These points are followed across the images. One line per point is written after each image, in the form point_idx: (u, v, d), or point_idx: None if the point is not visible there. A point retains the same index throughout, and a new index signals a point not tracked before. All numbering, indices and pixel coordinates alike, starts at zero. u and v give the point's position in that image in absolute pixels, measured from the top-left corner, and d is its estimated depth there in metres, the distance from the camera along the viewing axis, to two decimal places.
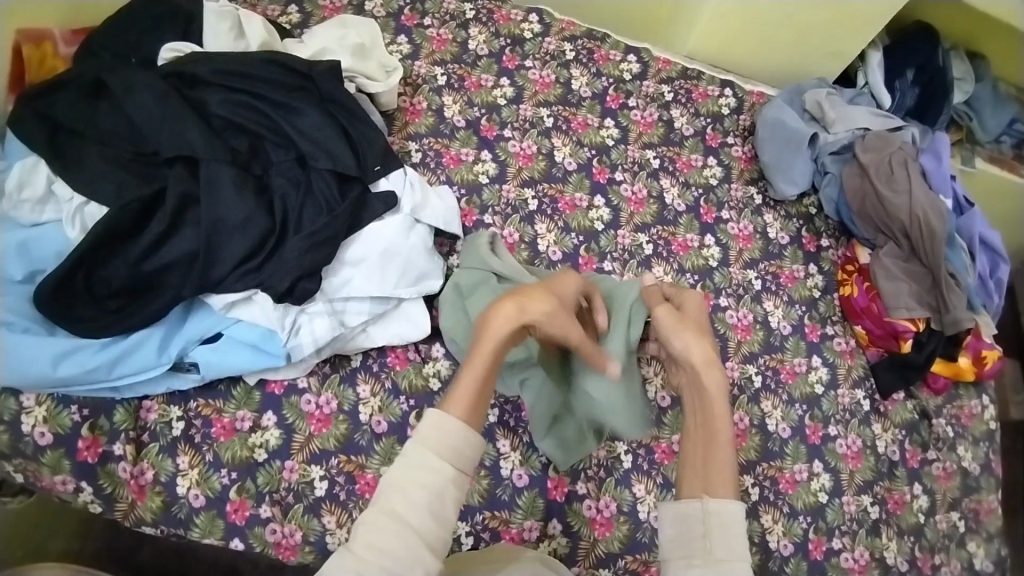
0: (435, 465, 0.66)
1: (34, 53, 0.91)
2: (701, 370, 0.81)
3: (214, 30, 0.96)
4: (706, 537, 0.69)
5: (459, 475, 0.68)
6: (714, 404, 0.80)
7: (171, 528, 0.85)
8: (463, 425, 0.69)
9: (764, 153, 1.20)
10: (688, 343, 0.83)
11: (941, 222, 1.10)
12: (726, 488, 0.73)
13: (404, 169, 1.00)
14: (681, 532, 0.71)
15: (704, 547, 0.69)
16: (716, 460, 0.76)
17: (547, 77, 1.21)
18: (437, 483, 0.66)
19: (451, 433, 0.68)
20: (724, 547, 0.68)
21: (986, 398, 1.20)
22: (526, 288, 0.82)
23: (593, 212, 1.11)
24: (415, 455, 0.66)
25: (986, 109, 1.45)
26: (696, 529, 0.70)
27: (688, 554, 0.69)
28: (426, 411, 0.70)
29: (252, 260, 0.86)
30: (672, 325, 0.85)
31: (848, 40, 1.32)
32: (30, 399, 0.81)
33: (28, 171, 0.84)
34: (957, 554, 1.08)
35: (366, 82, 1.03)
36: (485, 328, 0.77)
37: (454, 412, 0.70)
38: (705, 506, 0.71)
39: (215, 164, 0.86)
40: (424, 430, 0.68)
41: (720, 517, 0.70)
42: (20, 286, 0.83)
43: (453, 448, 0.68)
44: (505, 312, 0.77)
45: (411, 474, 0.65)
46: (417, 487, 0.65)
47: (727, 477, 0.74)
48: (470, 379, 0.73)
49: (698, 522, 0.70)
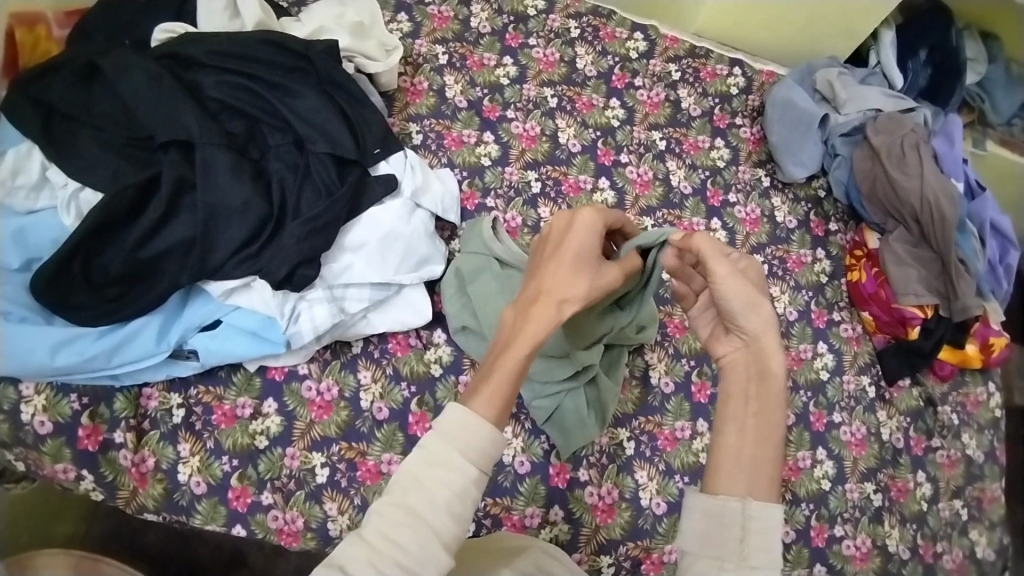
0: (459, 466, 0.57)
1: (27, 37, 0.88)
2: (766, 349, 0.67)
3: (208, 10, 0.93)
4: (742, 543, 0.58)
5: (482, 476, 0.59)
6: (772, 394, 0.65)
7: (173, 515, 0.85)
8: (492, 425, 0.59)
9: (773, 135, 1.18)
10: (766, 316, 0.67)
11: (953, 206, 1.08)
12: (770, 488, 0.61)
13: (405, 151, 0.98)
14: (713, 534, 0.59)
15: (739, 552, 0.58)
16: (763, 453, 0.62)
17: (551, 55, 1.18)
18: (460, 484, 0.57)
19: (477, 432, 0.58)
20: (762, 556, 0.58)
21: (992, 386, 1.19)
22: (548, 276, 0.67)
23: (597, 195, 1.09)
24: (436, 451, 0.57)
25: (999, 90, 1.41)
26: (731, 530, 0.59)
27: (717, 557, 0.58)
28: (449, 403, 0.60)
29: (250, 246, 0.85)
30: (747, 292, 0.67)
31: (860, 17, 1.27)
32: (30, 388, 0.80)
33: (22, 158, 0.82)
34: (959, 542, 1.08)
35: (365, 62, 1.00)
36: (520, 328, 0.63)
37: (482, 412, 0.60)
38: (745, 508, 0.59)
39: (210, 148, 0.84)
40: (445, 423, 0.59)
41: (761, 525, 0.58)
42: (17, 274, 0.82)
43: (478, 448, 0.58)
44: (542, 314, 0.64)
45: (433, 471, 0.57)
46: (438, 486, 0.56)
47: (773, 474, 0.62)
48: (501, 382, 0.61)
49: (735, 526, 0.58)
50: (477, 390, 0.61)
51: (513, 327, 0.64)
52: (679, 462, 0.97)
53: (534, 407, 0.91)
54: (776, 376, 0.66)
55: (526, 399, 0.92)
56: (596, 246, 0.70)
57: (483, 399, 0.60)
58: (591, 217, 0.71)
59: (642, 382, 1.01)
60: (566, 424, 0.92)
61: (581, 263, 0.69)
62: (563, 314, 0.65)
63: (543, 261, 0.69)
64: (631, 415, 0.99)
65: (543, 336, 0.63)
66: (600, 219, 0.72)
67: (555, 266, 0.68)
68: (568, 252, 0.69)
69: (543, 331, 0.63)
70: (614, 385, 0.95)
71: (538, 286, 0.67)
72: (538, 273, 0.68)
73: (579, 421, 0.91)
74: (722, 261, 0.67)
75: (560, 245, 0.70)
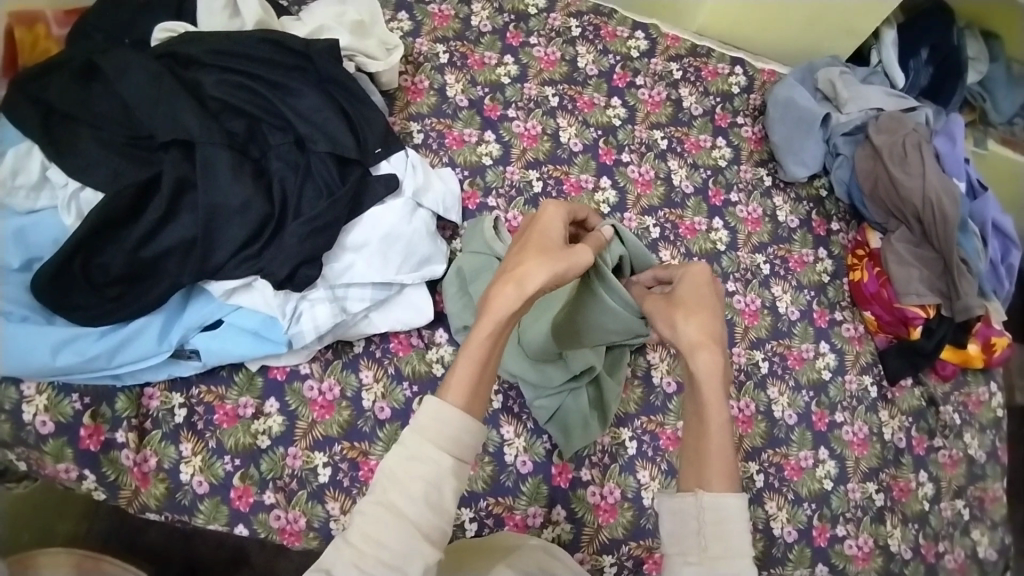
0: (434, 458, 0.56)
1: (27, 36, 0.88)
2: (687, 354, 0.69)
3: (208, 9, 0.93)
4: (700, 535, 0.60)
5: (460, 466, 0.58)
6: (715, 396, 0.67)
7: (175, 515, 0.84)
8: (464, 413, 0.59)
9: (775, 134, 1.18)
10: (680, 329, 0.71)
11: (955, 206, 1.08)
12: (725, 480, 0.63)
13: (406, 151, 0.97)
14: (677, 529, 0.62)
15: (698, 544, 0.60)
16: (705, 450, 0.65)
17: (552, 54, 1.18)
18: (436, 476, 0.56)
19: (450, 423, 0.58)
20: (720, 546, 0.59)
21: (994, 385, 1.19)
22: (511, 257, 0.68)
23: (599, 194, 1.09)
24: (410, 445, 0.57)
25: (1000, 89, 1.41)
26: (689, 524, 0.61)
27: (684, 551, 0.61)
28: (425, 397, 0.59)
29: (251, 246, 0.84)
30: (664, 313, 0.74)
31: (860, 18, 1.27)
32: (30, 388, 0.80)
33: (23, 157, 0.82)
34: (961, 542, 1.08)
35: (366, 61, 0.99)
36: (486, 307, 0.64)
37: (455, 403, 0.59)
38: (698, 499, 0.61)
39: (211, 148, 0.84)
40: (419, 417, 0.58)
41: (714, 513, 0.60)
42: (18, 274, 0.81)
43: (452, 438, 0.58)
44: (505, 293, 0.63)
45: (408, 465, 0.56)
46: (415, 480, 0.56)
47: (727, 468, 0.64)
48: (467, 364, 0.61)
49: (691, 518, 0.61)
50: (450, 379, 0.61)
51: (479, 308, 0.65)
52: None
53: (536, 407, 0.91)
54: (702, 378, 0.67)
55: (528, 399, 0.92)
56: (561, 234, 0.72)
57: (455, 388, 0.60)
58: (553, 209, 0.74)
59: (643, 381, 1.01)
60: (568, 422, 0.92)
61: (543, 241, 0.70)
62: (525, 287, 0.64)
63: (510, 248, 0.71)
64: (632, 415, 0.98)
65: (504, 311, 0.63)
66: (563, 212, 0.74)
67: (519, 248, 0.69)
68: (533, 235, 0.71)
69: (505, 307, 0.63)
70: (616, 384, 0.95)
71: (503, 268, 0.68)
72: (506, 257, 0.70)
73: (582, 420, 0.91)
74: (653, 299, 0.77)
75: (525, 231, 0.72)
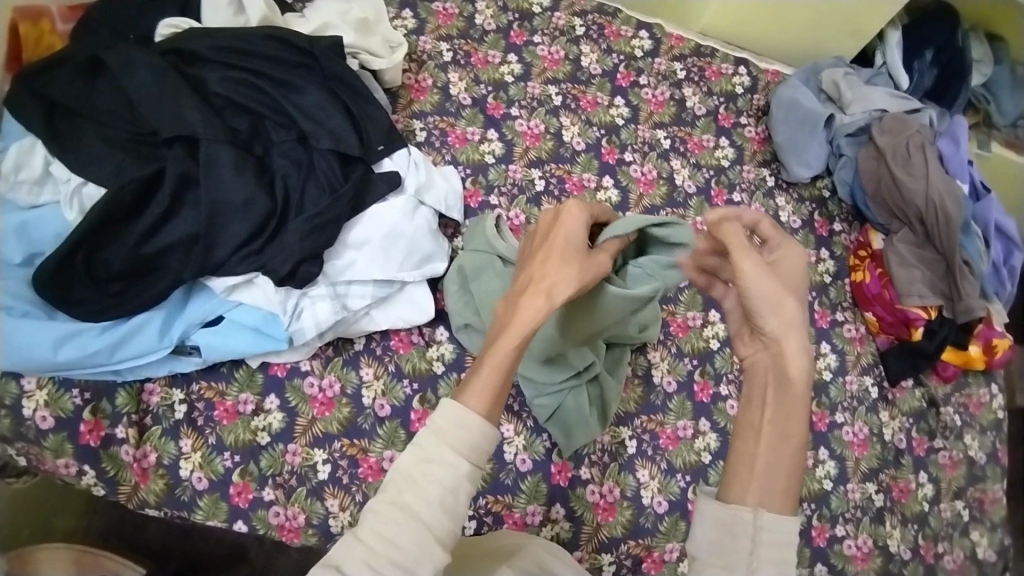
0: (451, 462, 0.56)
1: (30, 30, 0.88)
2: (788, 351, 0.66)
3: (212, 5, 0.93)
4: (751, 553, 0.58)
5: (476, 471, 0.57)
6: (793, 399, 0.65)
7: (174, 510, 0.84)
8: (483, 419, 0.58)
9: (778, 134, 1.17)
10: (788, 317, 0.66)
11: (958, 208, 1.08)
12: (786, 498, 0.61)
13: (409, 149, 0.97)
14: (723, 540, 0.59)
15: (747, 563, 0.57)
16: (777, 461, 0.62)
17: (556, 53, 1.18)
18: (452, 480, 0.56)
19: (468, 426, 0.57)
20: (772, 565, 0.58)
21: (995, 387, 1.19)
22: (534, 266, 0.65)
23: (601, 194, 1.09)
24: (428, 448, 0.56)
25: (1005, 92, 1.40)
26: (741, 540, 0.59)
27: (728, 565, 0.58)
28: (441, 399, 0.58)
29: (252, 243, 0.84)
30: (772, 283, 0.66)
31: (867, 18, 1.27)
32: (31, 383, 0.80)
33: (24, 152, 0.81)
34: (960, 543, 1.08)
35: (370, 58, 0.99)
36: (510, 318, 0.62)
37: (473, 408, 0.58)
38: (758, 518, 0.59)
39: (214, 144, 0.83)
40: (436, 419, 0.57)
41: (773, 536, 0.58)
42: (19, 269, 0.81)
43: (470, 442, 0.57)
44: (531, 304, 0.62)
45: (424, 467, 0.56)
46: (432, 483, 0.55)
47: (788, 483, 0.61)
48: (491, 371, 0.59)
49: (745, 535, 0.58)
50: (470, 381, 0.59)
51: (503, 315, 0.63)
52: (681, 461, 0.98)
53: (536, 406, 0.91)
54: (797, 383, 0.65)
55: (528, 397, 0.92)
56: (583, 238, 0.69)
57: (475, 394, 0.59)
58: (576, 211, 0.70)
59: (645, 381, 1.01)
60: (567, 421, 0.91)
61: (569, 252, 0.67)
62: (553, 300, 0.62)
63: (531, 252, 0.68)
64: (633, 414, 0.98)
65: (535, 325, 0.61)
66: (584, 212, 0.70)
67: (542, 258, 0.66)
68: (555, 241, 0.67)
69: (535, 319, 0.61)
70: (616, 385, 0.95)
71: (527, 275, 0.65)
72: (528, 263, 0.67)
73: (581, 419, 0.91)
74: (749, 254, 0.67)
75: (547, 237, 0.68)
